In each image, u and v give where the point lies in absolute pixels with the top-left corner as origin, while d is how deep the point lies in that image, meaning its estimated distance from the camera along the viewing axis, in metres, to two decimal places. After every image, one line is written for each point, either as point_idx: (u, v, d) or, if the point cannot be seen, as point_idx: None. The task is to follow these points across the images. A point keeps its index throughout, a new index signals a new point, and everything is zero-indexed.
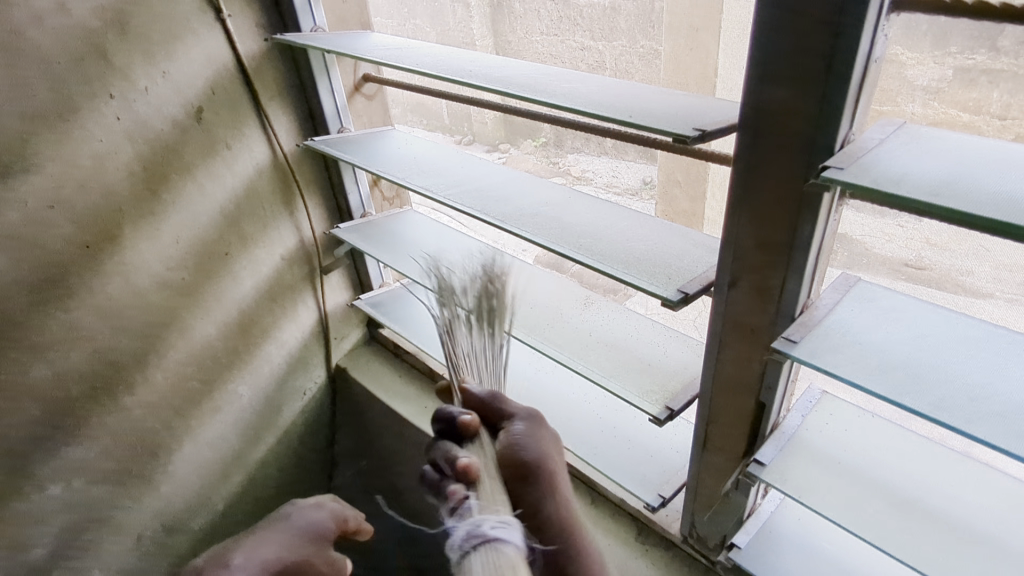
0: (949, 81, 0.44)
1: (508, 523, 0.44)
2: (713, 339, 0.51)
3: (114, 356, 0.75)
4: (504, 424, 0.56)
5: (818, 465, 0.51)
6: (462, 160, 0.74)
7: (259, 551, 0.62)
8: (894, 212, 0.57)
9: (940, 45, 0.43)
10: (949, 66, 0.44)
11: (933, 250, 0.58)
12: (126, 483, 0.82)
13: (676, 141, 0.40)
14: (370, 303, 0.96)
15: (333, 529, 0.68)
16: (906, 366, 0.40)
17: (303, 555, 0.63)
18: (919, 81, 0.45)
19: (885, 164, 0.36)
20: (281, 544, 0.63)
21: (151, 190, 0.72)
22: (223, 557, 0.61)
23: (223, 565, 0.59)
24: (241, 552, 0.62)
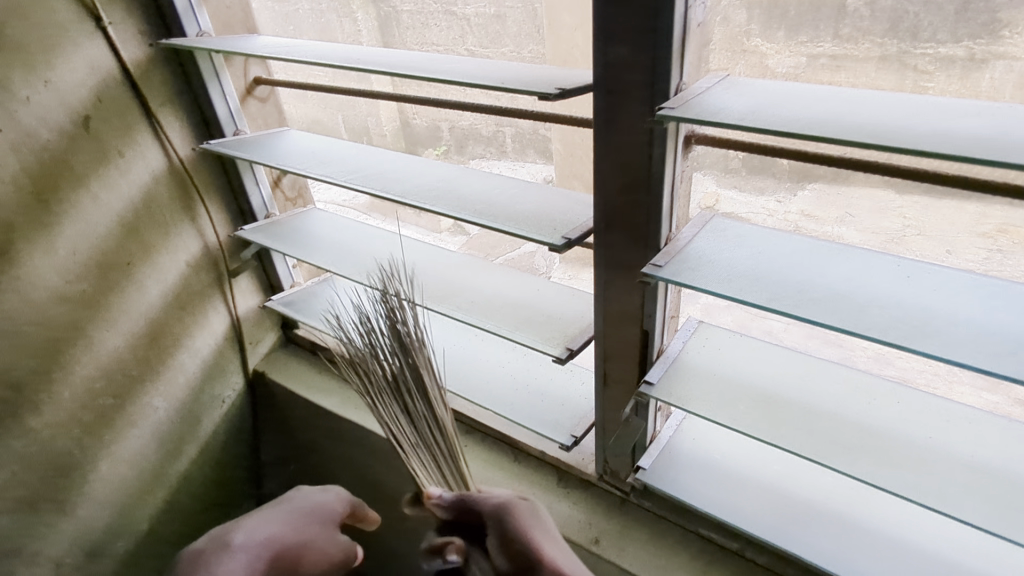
0: (803, 67, 0.51)
1: (474, 511, 0.56)
2: (598, 279, 0.58)
3: (15, 375, 0.73)
4: None
5: (698, 378, 0.59)
6: (361, 151, 0.78)
7: (259, 529, 0.62)
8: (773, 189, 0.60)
9: (793, 35, 0.49)
10: (802, 54, 0.50)
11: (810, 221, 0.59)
12: (39, 510, 0.79)
13: (541, 99, 0.47)
14: (282, 303, 0.97)
15: (340, 509, 0.70)
16: (748, 273, 0.48)
17: (307, 537, 0.64)
18: (778, 68, 0.52)
19: (707, 104, 0.44)
20: (284, 521, 0.64)
21: (42, 202, 0.71)
22: (222, 537, 0.60)
23: (224, 545, 0.59)
24: (241, 530, 0.61)
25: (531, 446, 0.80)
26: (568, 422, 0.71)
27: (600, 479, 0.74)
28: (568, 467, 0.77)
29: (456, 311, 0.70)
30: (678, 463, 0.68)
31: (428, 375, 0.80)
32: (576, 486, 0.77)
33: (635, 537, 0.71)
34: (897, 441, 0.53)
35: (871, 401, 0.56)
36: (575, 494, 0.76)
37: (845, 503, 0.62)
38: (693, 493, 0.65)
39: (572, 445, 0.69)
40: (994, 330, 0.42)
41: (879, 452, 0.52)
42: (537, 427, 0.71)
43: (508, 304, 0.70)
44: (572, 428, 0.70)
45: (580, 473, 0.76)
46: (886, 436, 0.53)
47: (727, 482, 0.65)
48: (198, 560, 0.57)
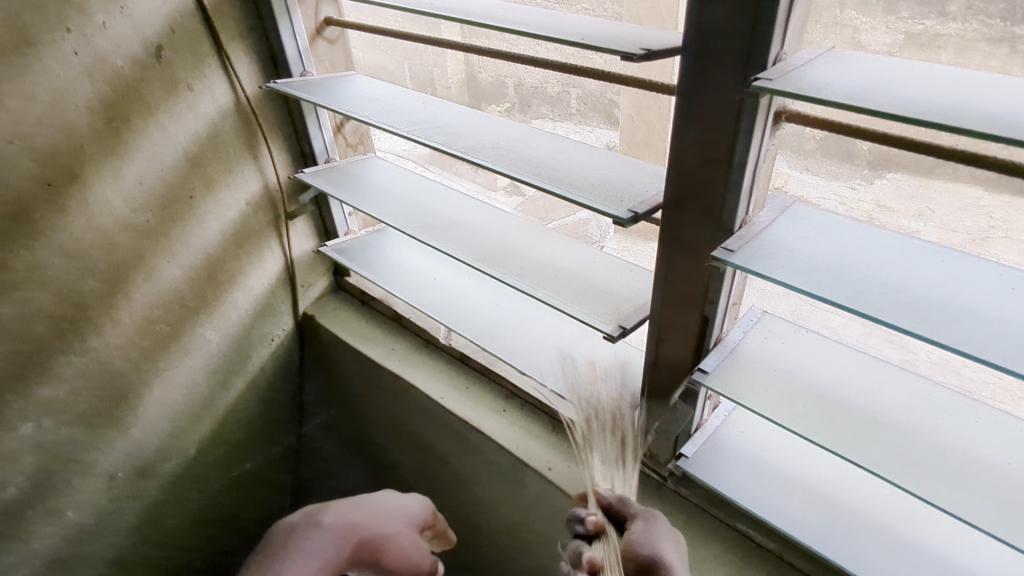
0: (901, 46, 0.47)
1: None
2: (662, 258, 0.55)
3: (79, 297, 0.76)
4: (627, 521, 0.55)
5: (756, 372, 0.56)
6: (426, 101, 0.75)
7: (349, 511, 0.69)
8: (845, 177, 0.57)
9: (891, 11, 0.46)
10: (899, 32, 0.46)
11: (883, 212, 0.57)
12: (97, 424, 0.84)
13: (624, 59, 0.43)
14: (335, 249, 0.98)
15: (421, 515, 0.75)
16: (829, 269, 0.44)
17: (393, 530, 0.70)
18: (872, 45, 0.48)
19: (811, 76, 0.39)
20: (373, 512, 0.70)
21: (112, 129, 0.72)
22: (316, 516, 0.68)
23: (315, 523, 0.67)
24: (331, 510, 0.69)
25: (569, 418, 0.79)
26: None
27: (637, 460, 0.73)
28: None
29: (508, 276, 0.68)
30: (722, 453, 0.65)
31: (473, 336, 0.79)
32: None
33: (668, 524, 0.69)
34: (973, 465, 0.48)
35: (947, 417, 0.51)
36: None
37: (899, 519, 0.58)
38: (735, 487, 0.62)
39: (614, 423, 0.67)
40: None
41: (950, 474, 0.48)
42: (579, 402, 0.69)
43: (563, 273, 0.67)
44: (615, 407, 0.68)
45: None
46: (959, 458, 0.49)
47: (773, 482, 0.62)
48: (292, 532, 0.67)
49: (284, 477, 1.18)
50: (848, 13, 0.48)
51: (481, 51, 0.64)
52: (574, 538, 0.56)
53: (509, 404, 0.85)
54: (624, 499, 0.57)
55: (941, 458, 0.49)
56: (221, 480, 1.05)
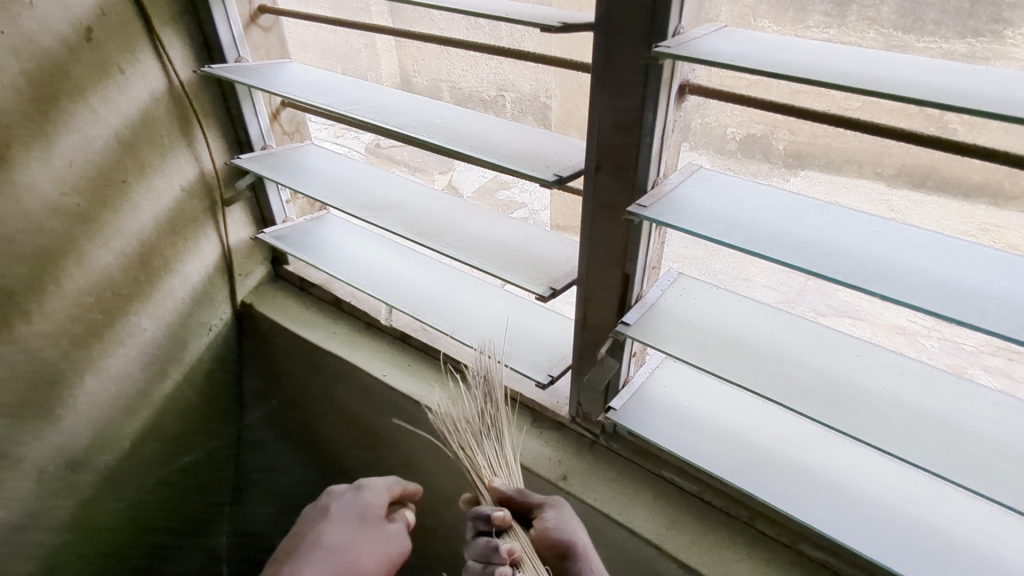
0: None
1: None
2: (586, 221, 0.60)
3: (6, 282, 0.74)
4: (535, 514, 0.63)
5: (673, 322, 0.62)
6: (362, 85, 0.78)
7: (333, 535, 0.69)
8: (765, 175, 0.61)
9: (800, 19, 0.51)
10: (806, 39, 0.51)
11: None
12: (25, 417, 0.82)
13: (542, 30, 0.49)
14: (273, 236, 0.99)
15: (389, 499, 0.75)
16: (728, 219, 0.50)
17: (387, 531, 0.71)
18: None
19: (705, 46, 0.45)
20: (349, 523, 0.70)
21: (41, 111, 0.72)
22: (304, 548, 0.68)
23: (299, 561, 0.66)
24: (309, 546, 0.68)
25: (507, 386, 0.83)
26: (546, 361, 0.74)
27: (572, 421, 0.78)
28: (542, 409, 0.80)
29: (445, 247, 0.71)
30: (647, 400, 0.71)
31: (414, 312, 0.82)
32: (549, 427, 0.80)
33: (601, 476, 0.74)
34: (854, 390, 0.56)
35: (835, 353, 0.58)
36: (547, 434, 0.79)
37: (801, 453, 0.65)
38: (658, 433, 0.68)
39: (548, 383, 0.71)
40: (955, 283, 0.44)
41: (837, 401, 0.55)
42: (516, 366, 0.74)
43: (497, 243, 0.72)
44: (549, 368, 0.73)
45: (553, 415, 0.79)
46: (845, 387, 0.56)
47: (693, 428, 0.68)
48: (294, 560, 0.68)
49: (223, 472, 1.16)
50: (762, 21, 0.52)
51: (427, 37, 0.69)
52: (481, 539, 0.61)
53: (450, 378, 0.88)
54: (523, 492, 0.64)
55: (830, 388, 0.56)
56: (158, 475, 1.03)
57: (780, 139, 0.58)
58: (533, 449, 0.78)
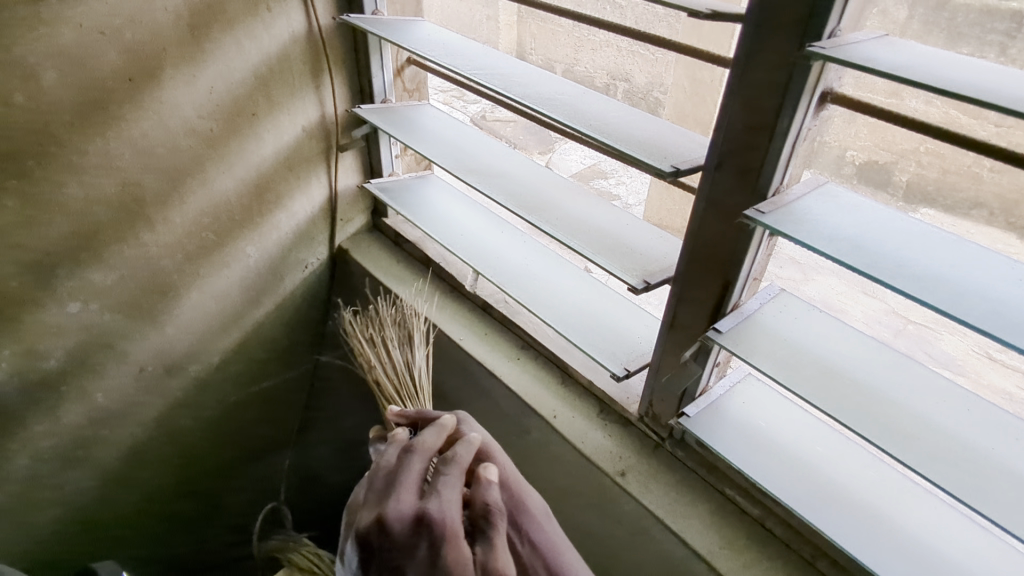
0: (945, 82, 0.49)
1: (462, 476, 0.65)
2: (695, 219, 0.58)
3: (139, 191, 0.81)
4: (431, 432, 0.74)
5: (767, 338, 0.59)
6: (489, 52, 0.79)
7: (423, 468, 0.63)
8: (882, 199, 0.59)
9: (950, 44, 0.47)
10: None
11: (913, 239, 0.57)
12: (136, 317, 0.89)
13: (689, 15, 0.48)
14: (379, 187, 1.02)
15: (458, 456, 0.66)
16: (851, 239, 0.48)
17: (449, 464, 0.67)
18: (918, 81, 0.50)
19: (863, 52, 0.42)
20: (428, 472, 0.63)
21: (193, 37, 0.77)
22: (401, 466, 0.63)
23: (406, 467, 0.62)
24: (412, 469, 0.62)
25: (581, 374, 0.82)
26: (624, 355, 0.73)
27: (640, 420, 0.76)
28: (612, 402, 0.79)
29: (544, 223, 0.72)
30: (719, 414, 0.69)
31: (501, 282, 0.83)
32: (615, 421, 0.79)
33: (660, 481, 0.73)
34: (955, 444, 0.51)
35: (941, 401, 0.54)
36: (613, 428, 0.78)
37: (880, 499, 0.61)
38: (730, 449, 0.66)
39: (622, 376, 0.70)
40: None
41: (934, 451, 0.51)
42: (594, 354, 0.73)
43: (597, 228, 0.71)
44: (626, 362, 0.72)
45: (622, 410, 0.78)
46: (944, 437, 0.52)
47: (767, 450, 0.65)
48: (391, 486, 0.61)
49: (296, 403, 1.22)
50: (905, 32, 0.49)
51: (567, 12, 0.69)
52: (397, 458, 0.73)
53: (524, 353, 0.89)
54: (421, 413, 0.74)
55: (928, 436, 0.52)
56: (238, 393, 1.10)
57: (904, 170, 0.55)
58: (596, 439, 0.77)
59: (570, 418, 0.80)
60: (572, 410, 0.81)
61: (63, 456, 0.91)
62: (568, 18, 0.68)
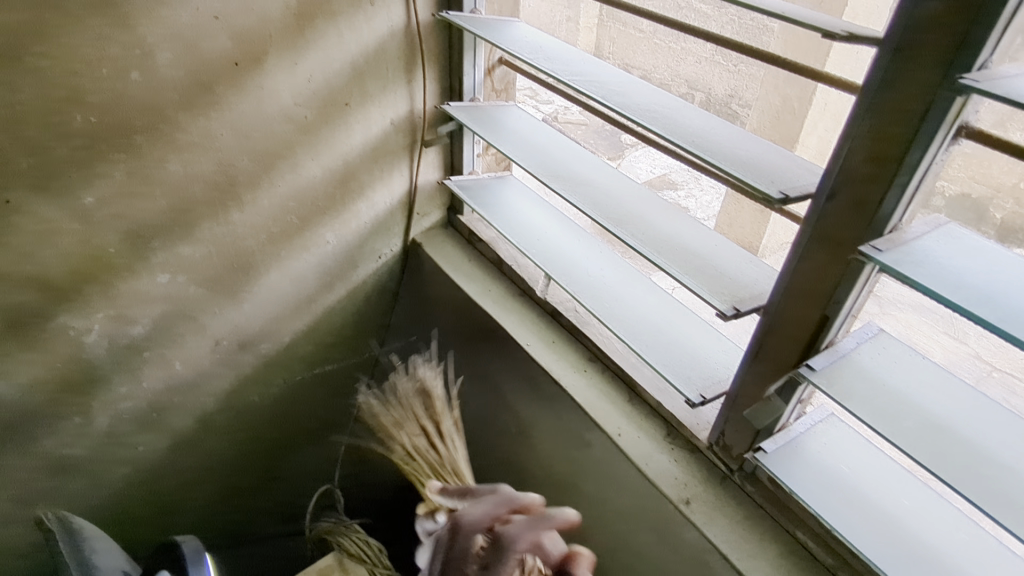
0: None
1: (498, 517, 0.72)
2: (797, 249, 0.55)
3: (233, 171, 0.84)
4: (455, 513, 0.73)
5: (863, 380, 0.56)
6: (588, 58, 0.77)
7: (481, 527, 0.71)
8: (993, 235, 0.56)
9: None
10: None
11: None
12: (218, 292, 0.92)
13: (823, 37, 0.46)
14: (458, 185, 1.02)
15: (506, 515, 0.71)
16: (978, 288, 0.44)
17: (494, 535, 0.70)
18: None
19: (1019, 87, 0.39)
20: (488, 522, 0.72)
21: (299, 26, 0.79)
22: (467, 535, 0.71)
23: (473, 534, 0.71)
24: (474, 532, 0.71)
25: (649, 393, 0.80)
26: (700, 380, 0.71)
27: (709, 448, 0.74)
28: (680, 426, 0.77)
29: (630, 238, 0.70)
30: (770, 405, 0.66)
31: (576, 292, 0.82)
32: (682, 446, 0.76)
33: (725, 514, 0.70)
34: None
35: None
36: (679, 453, 0.76)
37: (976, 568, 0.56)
38: (807, 491, 0.62)
39: (698, 403, 0.68)
40: None
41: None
42: (669, 375, 0.71)
43: (685, 248, 0.69)
44: (702, 389, 0.69)
45: (691, 435, 0.76)
46: None
47: (849, 497, 0.62)
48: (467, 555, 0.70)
49: (356, 389, 1.24)
50: None
51: (675, 23, 0.67)
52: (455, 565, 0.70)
53: (591, 366, 0.87)
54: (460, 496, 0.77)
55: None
56: (303, 374, 1.13)
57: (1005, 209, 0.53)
58: (660, 463, 0.75)
59: (634, 438, 0.78)
60: (637, 430, 0.78)
61: (140, 418, 0.95)
62: (676, 28, 0.66)
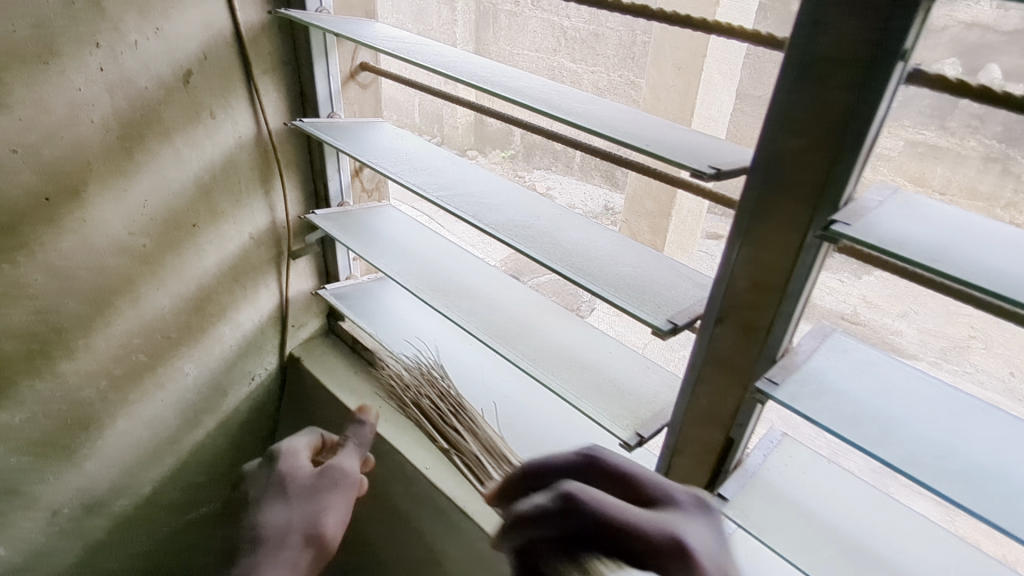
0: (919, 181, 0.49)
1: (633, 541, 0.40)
2: (690, 373, 0.52)
3: (55, 317, 0.71)
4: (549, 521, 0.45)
5: (775, 503, 0.52)
6: (455, 163, 0.73)
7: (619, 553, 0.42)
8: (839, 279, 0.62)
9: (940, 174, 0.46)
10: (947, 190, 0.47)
11: None
12: (49, 456, 0.77)
13: (691, 174, 0.42)
14: (334, 294, 0.93)
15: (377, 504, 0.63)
16: (878, 418, 0.42)
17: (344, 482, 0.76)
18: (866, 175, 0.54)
19: (889, 228, 0.37)
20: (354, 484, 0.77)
21: (124, 149, 0.69)
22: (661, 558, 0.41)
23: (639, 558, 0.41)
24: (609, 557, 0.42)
25: None
26: None
27: None
28: None
29: (521, 359, 0.65)
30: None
31: None
32: None
33: None
34: None
35: None
36: None
37: None
38: None
39: None
40: None
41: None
42: None
43: (579, 364, 0.65)
44: None
45: None
46: None
47: None
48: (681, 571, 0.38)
49: None
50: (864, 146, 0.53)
51: (538, 131, 0.63)
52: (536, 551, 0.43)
53: None
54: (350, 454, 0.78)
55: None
56: (173, 524, 0.98)
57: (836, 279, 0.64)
58: None
59: None
60: None
61: None
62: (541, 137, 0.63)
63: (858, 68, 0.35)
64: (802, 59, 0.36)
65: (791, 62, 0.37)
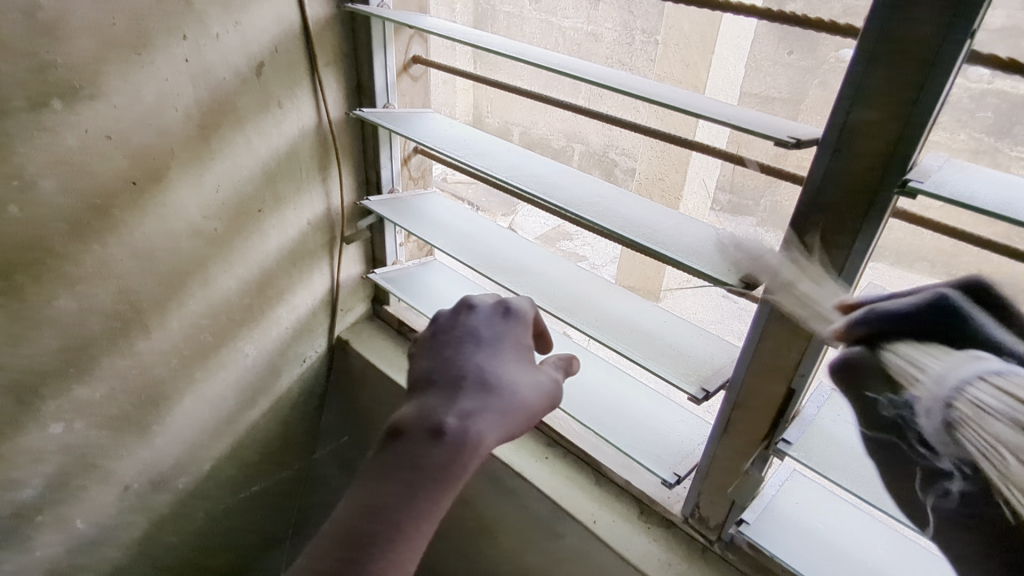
0: None
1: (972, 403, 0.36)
2: (755, 329, 0.57)
3: (136, 297, 0.75)
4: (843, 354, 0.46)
5: (834, 445, 0.58)
6: (511, 148, 0.78)
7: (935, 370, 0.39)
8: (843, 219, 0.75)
9: None
10: None
11: None
12: (123, 431, 0.81)
13: (774, 143, 0.47)
14: (384, 277, 0.98)
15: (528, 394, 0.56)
16: None
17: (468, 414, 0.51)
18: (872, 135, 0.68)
19: (959, 184, 0.42)
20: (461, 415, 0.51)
21: (203, 136, 0.73)
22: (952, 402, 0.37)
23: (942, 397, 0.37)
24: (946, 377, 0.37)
25: (616, 473, 0.79)
26: (671, 459, 0.71)
27: (685, 522, 0.73)
28: (652, 503, 0.76)
29: (585, 326, 0.70)
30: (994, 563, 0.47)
31: None
32: (658, 523, 0.76)
33: None
34: None
35: None
36: (656, 531, 0.75)
37: None
38: (790, 554, 0.64)
39: (674, 483, 0.67)
40: None
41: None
42: (640, 458, 0.70)
43: (637, 330, 0.70)
44: (675, 466, 0.70)
45: (664, 511, 0.75)
46: None
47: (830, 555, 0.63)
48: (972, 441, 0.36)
49: (286, 504, 1.14)
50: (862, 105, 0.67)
51: (604, 117, 0.72)
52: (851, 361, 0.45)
53: (551, 451, 0.85)
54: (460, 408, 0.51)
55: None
56: (227, 501, 1.01)
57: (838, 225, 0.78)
58: (641, 545, 0.74)
59: (610, 523, 0.76)
60: (610, 513, 0.77)
61: None
62: (606, 122, 0.71)
63: (931, 45, 0.40)
64: (878, 38, 0.42)
65: (866, 41, 0.42)
